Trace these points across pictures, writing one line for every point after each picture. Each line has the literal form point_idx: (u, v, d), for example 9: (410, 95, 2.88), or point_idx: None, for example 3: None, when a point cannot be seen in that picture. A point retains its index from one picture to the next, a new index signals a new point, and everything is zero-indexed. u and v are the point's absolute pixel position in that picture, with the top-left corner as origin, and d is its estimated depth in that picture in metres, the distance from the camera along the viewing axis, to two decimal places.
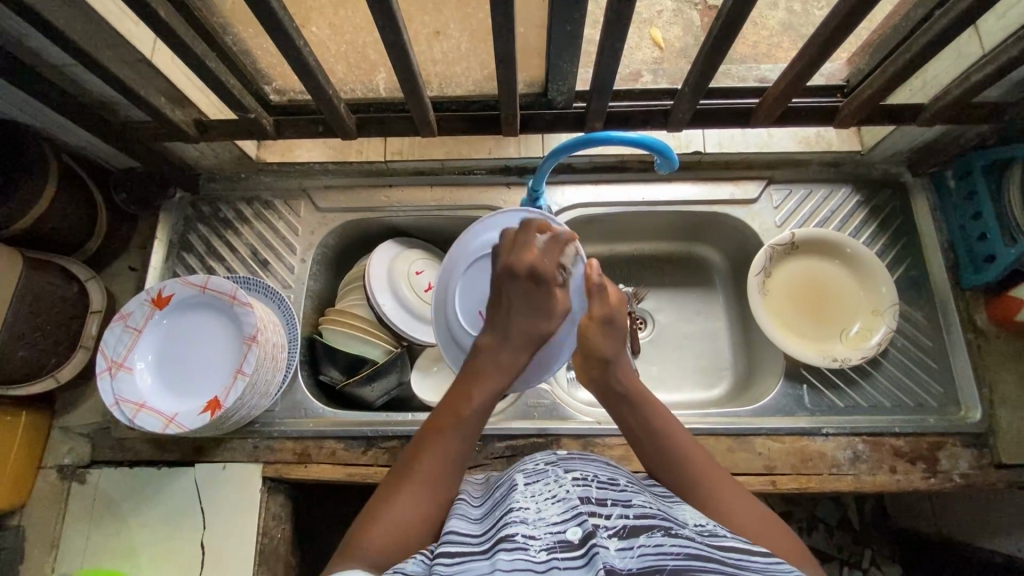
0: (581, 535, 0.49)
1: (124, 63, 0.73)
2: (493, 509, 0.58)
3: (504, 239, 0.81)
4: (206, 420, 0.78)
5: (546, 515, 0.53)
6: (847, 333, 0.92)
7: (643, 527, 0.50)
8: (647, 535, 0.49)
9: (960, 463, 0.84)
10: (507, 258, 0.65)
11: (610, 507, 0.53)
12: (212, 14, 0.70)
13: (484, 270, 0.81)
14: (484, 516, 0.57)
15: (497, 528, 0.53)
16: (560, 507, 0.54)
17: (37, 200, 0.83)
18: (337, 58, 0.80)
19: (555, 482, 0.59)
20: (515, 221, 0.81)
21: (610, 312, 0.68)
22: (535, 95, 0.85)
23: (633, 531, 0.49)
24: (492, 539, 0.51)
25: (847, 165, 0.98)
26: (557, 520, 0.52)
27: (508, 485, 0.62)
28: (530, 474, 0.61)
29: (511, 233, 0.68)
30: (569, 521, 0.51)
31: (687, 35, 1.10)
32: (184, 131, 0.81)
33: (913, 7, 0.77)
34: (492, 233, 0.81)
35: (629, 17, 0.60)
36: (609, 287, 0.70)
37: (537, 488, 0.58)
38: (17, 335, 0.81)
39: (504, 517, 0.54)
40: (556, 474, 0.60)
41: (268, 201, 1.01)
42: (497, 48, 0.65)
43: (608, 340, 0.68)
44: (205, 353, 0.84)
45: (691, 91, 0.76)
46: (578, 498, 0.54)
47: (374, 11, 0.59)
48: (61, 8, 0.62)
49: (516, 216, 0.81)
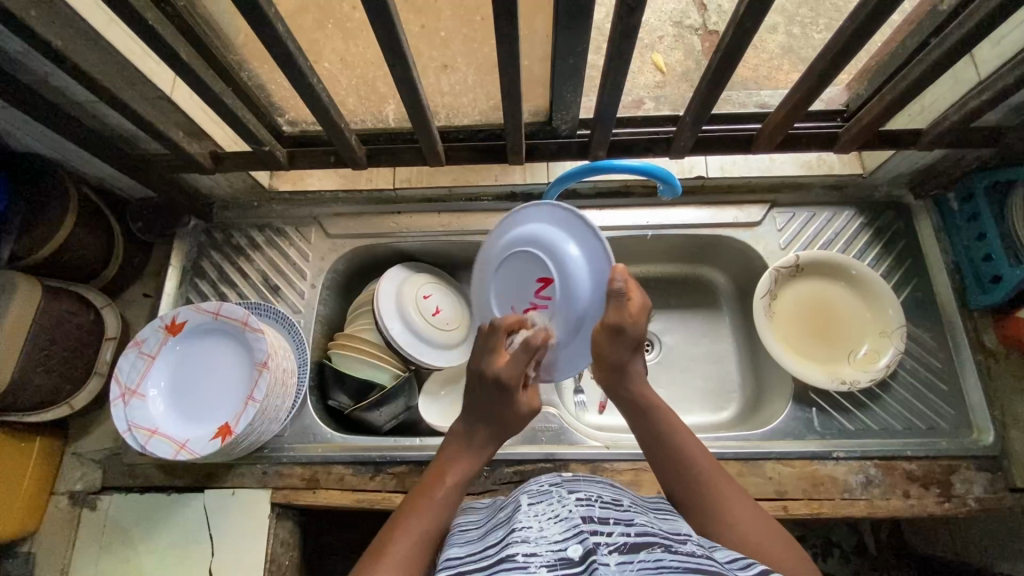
0: (582, 552, 0.49)
1: (145, 100, 0.76)
2: (496, 530, 0.59)
3: (530, 234, 0.73)
4: (214, 446, 0.78)
5: (548, 534, 0.53)
6: (854, 355, 0.91)
7: (644, 544, 0.50)
8: (648, 551, 0.49)
9: (974, 487, 0.83)
10: (491, 356, 0.66)
11: (612, 525, 0.53)
12: (229, 52, 0.73)
13: (512, 274, 0.74)
14: (487, 538, 0.58)
15: (500, 548, 0.53)
16: (563, 526, 0.54)
17: (58, 230, 0.85)
18: (349, 91, 0.83)
19: (559, 502, 0.58)
20: (554, 223, 0.72)
21: (623, 322, 0.64)
22: (540, 123, 0.87)
23: (634, 548, 0.49)
24: (493, 558, 0.51)
25: (850, 188, 0.99)
26: (559, 539, 0.52)
27: (512, 506, 0.62)
28: (533, 495, 0.61)
29: (481, 332, 0.69)
30: (570, 540, 0.50)
31: (689, 60, 1.13)
32: (200, 163, 0.84)
33: (909, 34, 0.78)
34: (525, 226, 0.74)
35: (630, 52, 0.62)
36: (630, 292, 0.65)
37: (540, 508, 0.58)
38: (33, 362, 0.82)
39: (506, 537, 0.54)
40: (560, 494, 0.60)
41: (280, 228, 1.04)
42: (503, 81, 0.68)
43: (615, 347, 0.65)
44: (217, 385, 0.85)
45: (692, 120, 0.77)
46: (581, 517, 0.54)
47: (384, 49, 0.62)
48: (88, 51, 0.66)
49: (555, 212, 0.72)
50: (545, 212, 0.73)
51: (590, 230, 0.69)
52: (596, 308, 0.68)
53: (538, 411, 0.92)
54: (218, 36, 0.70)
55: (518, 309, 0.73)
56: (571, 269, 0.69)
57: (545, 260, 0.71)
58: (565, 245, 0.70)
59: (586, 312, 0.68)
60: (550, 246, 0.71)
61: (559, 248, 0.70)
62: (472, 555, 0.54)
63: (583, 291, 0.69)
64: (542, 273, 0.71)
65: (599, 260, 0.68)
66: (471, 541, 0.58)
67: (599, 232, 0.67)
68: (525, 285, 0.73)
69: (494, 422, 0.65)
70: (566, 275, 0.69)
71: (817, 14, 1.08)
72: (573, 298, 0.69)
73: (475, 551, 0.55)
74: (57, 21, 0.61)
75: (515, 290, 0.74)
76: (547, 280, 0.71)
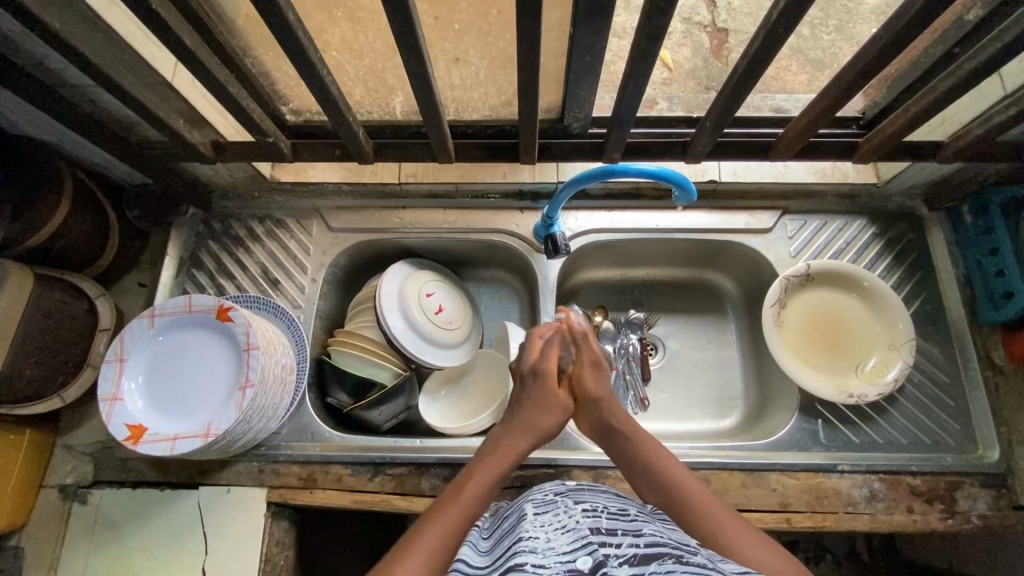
0: (592, 564, 0.47)
1: (144, 85, 0.73)
2: (503, 540, 0.58)
3: (153, 380, 0.81)
4: (117, 441, 0.74)
5: (556, 545, 0.52)
6: (863, 367, 0.90)
7: (654, 554, 0.49)
8: (658, 561, 0.47)
9: (978, 504, 0.83)
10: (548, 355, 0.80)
11: (621, 536, 0.52)
12: (234, 38, 0.70)
13: (180, 367, 0.82)
14: (495, 551, 0.57)
15: (508, 559, 0.52)
16: (570, 537, 0.53)
17: (50, 218, 0.82)
18: (355, 81, 0.80)
19: (565, 513, 0.58)
20: (149, 362, 0.82)
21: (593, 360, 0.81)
22: (552, 120, 0.84)
23: (645, 559, 0.48)
24: (501, 569, 0.50)
25: (863, 197, 0.98)
26: (567, 550, 0.50)
27: (518, 516, 0.62)
28: (539, 505, 0.61)
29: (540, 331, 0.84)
30: (578, 552, 0.49)
31: (697, 57, 1.11)
32: (201, 153, 0.81)
33: (935, 42, 0.76)
34: (146, 372, 0.81)
35: (655, 54, 0.60)
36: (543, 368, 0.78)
37: (546, 519, 0.58)
38: (24, 355, 0.79)
39: (513, 548, 0.54)
40: (566, 504, 0.60)
41: (281, 219, 1.01)
42: (521, 79, 0.65)
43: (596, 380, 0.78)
44: (190, 376, 0.81)
45: (712, 125, 0.75)
46: (588, 528, 0.53)
47: (399, 45, 0.60)
48: (85, 32, 0.62)
49: (149, 370, 0.81)
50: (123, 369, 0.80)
51: (152, 386, 0.81)
52: (198, 416, 0.79)
53: None
54: (223, 20, 0.67)
55: (171, 376, 0.81)
56: (188, 392, 0.80)
57: (174, 376, 0.81)
58: (161, 347, 0.83)
59: (201, 419, 0.78)
60: (172, 352, 0.83)
61: (179, 348, 0.83)
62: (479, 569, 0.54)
63: (193, 409, 0.79)
64: (219, 389, 0.80)
65: (214, 388, 0.80)
66: (476, 555, 0.58)
67: (171, 421, 0.78)
68: (163, 368, 0.82)
69: (529, 412, 0.74)
70: (184, 398, 0.80)
71: (827, 15, 1.04)
72: (202, 408, 0.79)
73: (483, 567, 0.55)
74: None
75: (164, 370, 0.82)
76: (193, 388, 0.81)
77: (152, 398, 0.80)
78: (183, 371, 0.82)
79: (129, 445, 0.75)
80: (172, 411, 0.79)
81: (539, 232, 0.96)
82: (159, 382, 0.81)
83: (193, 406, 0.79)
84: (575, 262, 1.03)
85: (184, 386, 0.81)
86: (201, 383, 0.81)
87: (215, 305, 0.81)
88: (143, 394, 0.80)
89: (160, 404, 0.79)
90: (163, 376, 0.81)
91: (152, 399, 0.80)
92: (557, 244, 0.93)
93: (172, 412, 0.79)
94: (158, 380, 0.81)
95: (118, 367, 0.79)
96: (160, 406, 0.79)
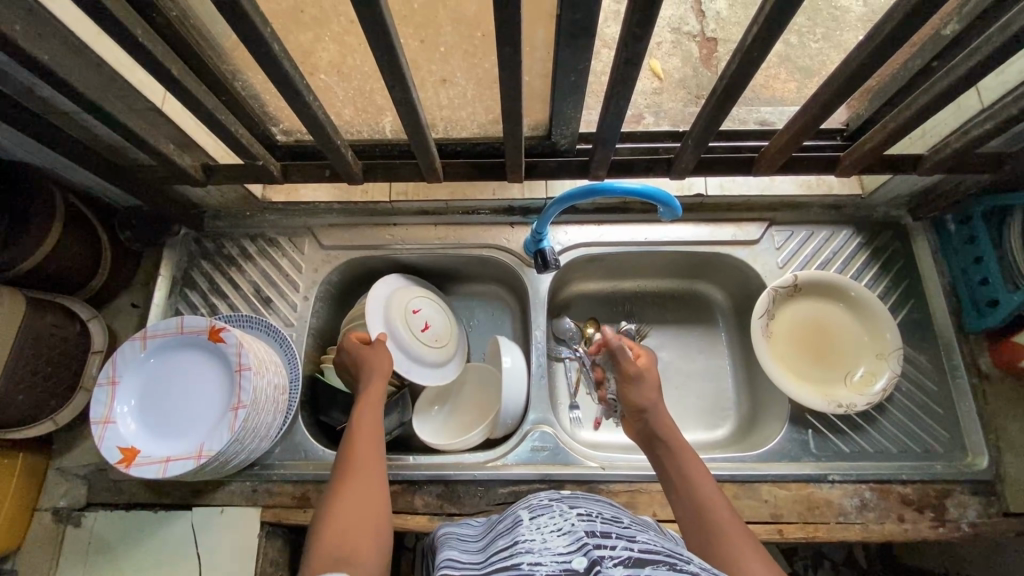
0: (587, 563, 0.47)
1: (134, 112, 0.74)
2: (497, 541, 0.59)
3: (144, 403, 0.81)
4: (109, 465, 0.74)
5: (552, 546, 0.52)
6: (851, 377, 0.91)
7: (648, 559, 0.48)
8: (653, 567, 0.47)
9: (968, 512, 0.83)
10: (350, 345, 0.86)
11: (614, 539, 0.52)
12: (223, 64, 0.72)
13: (171, 389, 0.82)
14: (489, 549, 0.57)
15: (505, 557, 0.52)
16: (566, 538, 0.53)
17: (42, 243, 0.82)
18: (344, 102, 0.82)
19: (561, 515, 0.58)
20: (139, 385, 0.82)
21: (638, 370, 0.79)
22: (540, 137, 0.85)
23: (639, 563, 0.48)
24: (499, 567, 0.50)
25: (848, 208, 0.99)
26: (563, 551, 0.51)
27: (513, 519, 0.62)
28: (534, 509, 0.61)
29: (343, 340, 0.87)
30: (575, 552, 0.49)
31: (686, 67, 1.12)
32: (192, 176, 0.82)
33: (913, 56, 0.78)
34: (136, 395, 0.81)
35: (634, 78, 0.61)
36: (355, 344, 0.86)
37: (542, 521, 0.58)
38: (17, 379, 0.80)
39: (511, 547, 0.54)
40: (561, 509, 0.59)
41: (272, 238, 1.02)
42: (505, 101, 0.66)
43: (638, 390, 0.77)
44: (182, 399, 0.81)
45: (694, 143, 0.76)
46: (584, 530, 0.53)
47: (382, 70, 0.61)
48: (75, 63, 0.63)
49: (140, 393, 0.81)
50: (114, 393, 0.80)
51: (143, 409, 0.81)
52: (192, 437, 0.79)
53: (533, 430, 0.91)
54: (211, 47, 0.68)
55: (162, 399, 0.81)
56: (181, 415, 0.81)
57: (166, 399, 0.81)
58: (152, 370, 0.83)
59: (194, 441, 0.78)
60: (163, 376, 0.83)
61: (171, 371, 0.83)
62: (472, 566, 0.54)
63: (186, 431, 0.79)
64: (212, 411, 0.80)
65: (206, 410, 0.81)
66: (471, 553, 0.58)
67: (165, 443, 0.78)
68: (155, 391, 0.82)
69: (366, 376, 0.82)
70: (176, 420, 0.80)
71: (813, 24, 1.06)
72: (195, 430, 0.79)
73: (475, 561, 0.56)
74: (41, 34, 0.58)
75: (155, 392, 0.82)
76: (184, 409, 0.81)
77: (145, 421, 0.80)
78: (175, 394, 0.82)
79: (122, 468, 0.75)
80: (165, 434, 0.79)
81: (529, 246, 0.97)
82: (150, 405, 0.81)
83: (186, 428, 0.80)
84: (566, 275, 1.04)
85: (176, 409, 0.81)
86: (193, 404, 0.81)
87: (207, 327, 0.82)
88: (136, 418, 0.80)
89: (153, 428, 0.80)
90: (154, 399, 0.81)
91: (145, 421, 0.80)
92: (547, 258, 0.93)
93: (165, 435, 0.79)
94: (150, 403, 0.81)
95: (109, 391, 0.79)
96: (154, 429, 0.79)
